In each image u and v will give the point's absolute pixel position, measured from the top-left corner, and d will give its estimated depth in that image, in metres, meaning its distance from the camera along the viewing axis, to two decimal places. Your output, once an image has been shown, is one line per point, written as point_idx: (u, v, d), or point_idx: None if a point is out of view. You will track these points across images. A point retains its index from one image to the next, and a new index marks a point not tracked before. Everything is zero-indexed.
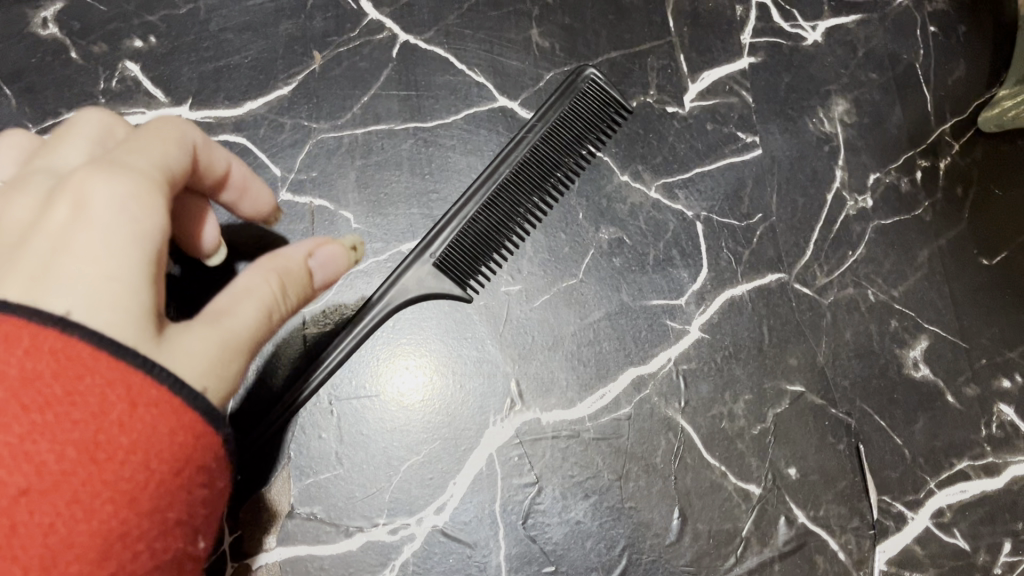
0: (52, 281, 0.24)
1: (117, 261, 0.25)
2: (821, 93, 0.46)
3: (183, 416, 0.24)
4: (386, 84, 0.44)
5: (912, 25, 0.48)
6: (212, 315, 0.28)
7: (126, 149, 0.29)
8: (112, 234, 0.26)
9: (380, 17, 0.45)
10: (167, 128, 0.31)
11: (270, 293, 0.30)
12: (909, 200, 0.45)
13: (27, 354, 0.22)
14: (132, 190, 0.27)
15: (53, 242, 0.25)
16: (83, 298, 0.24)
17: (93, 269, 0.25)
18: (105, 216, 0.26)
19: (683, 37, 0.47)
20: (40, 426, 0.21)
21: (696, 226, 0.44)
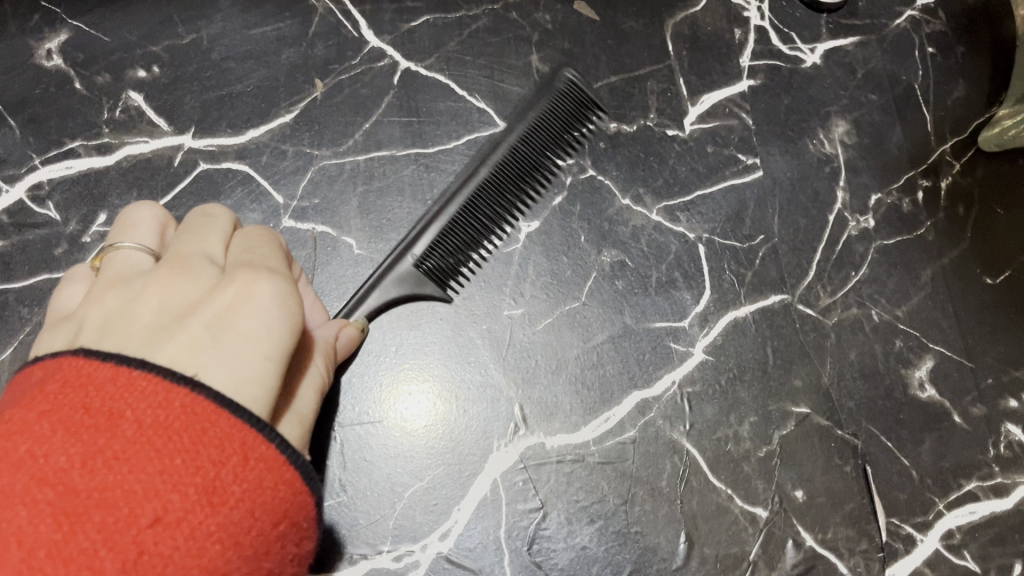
0: (217, 359, 0.24)
1: (274, 352, 0.26)
2: (821, 114, 0.47)
3: (287, 471, 0.23)
4: (387, 111, 0.44)
5: (909, 45, 0.48)
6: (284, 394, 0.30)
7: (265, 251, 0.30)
8: (273, 326, 0.26)
9: (381, 45, 0.45)
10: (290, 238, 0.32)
11: (322, 375, 0.33)
12: (911, 220, 0.45)
13: (159, 402, 0.22)
14: (287, 290, 0.28)
15: (215, 322, 0.26)
16: (248, 385, 0.24)
17: (255, 356, 0.25)
18: (270, 308, 0.27)
19: (682, 61, 0.47)
20: (169, 466, 0.21)
21: (698, 248, 0.44)
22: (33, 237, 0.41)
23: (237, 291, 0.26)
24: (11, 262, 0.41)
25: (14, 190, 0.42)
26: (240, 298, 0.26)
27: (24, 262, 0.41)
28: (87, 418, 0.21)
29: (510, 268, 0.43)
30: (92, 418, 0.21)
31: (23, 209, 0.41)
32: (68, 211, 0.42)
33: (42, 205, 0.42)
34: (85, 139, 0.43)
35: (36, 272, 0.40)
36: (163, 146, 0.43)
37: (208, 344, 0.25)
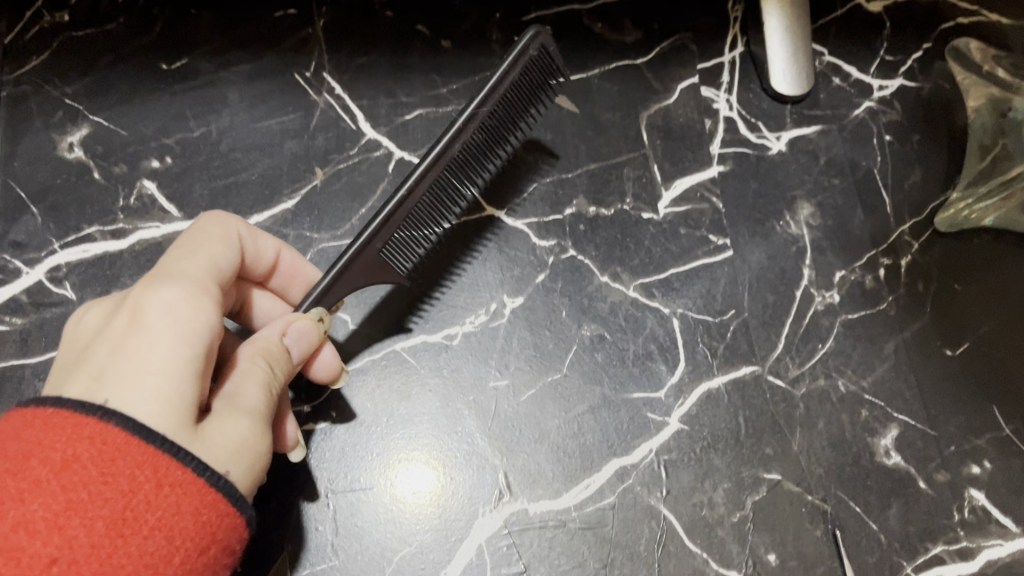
0: (108, 381, 0.29)
1: (164, 363, 0.30)
2: (787, 197, 0.50)
3: (206, 496, 0.28)
4: (382, 197, 0.48)
5: (869, 134, 0.52)
6: (229, 401, 0.32)
7: (185, 266, 0.35)
8: (164, 337, 0.30)
9: (377, 136, 0.49)
10: (218, 247, 0.37)
11: (265, 372, 0.34)
12: (874, 295, 0.48)
13: (69, 440, 0.27)
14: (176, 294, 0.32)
15: (114, 344, 0.31)
16: (135, 397, 0.28)
17: (140, 368, 0.29)
18: (158, 313, 0.31)
19: (656, 149, 0.51)
20: (74, 502, 0.26)
21: (673, 322, 0.47)
22: (50, 315, 0.44)
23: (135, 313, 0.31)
24: (29, 339, 0.43)
25: (34, 271, 0.45)
26: (136, 320, 0.31)
27: (41, 339, 0.43)
28: (6, 463, 0.26)
29: (495, 341, 0.46)
30: (10, 464, 0.26)
31: (42, 289, 0.44)
32: (83, 291, 0.45)
33: (59, 286, 0.45)
34: (101, 225, 0.46)
35: (52, 348, 0.43)
36: (174, 230, 0.46)
37: (103, 367, 0.30)
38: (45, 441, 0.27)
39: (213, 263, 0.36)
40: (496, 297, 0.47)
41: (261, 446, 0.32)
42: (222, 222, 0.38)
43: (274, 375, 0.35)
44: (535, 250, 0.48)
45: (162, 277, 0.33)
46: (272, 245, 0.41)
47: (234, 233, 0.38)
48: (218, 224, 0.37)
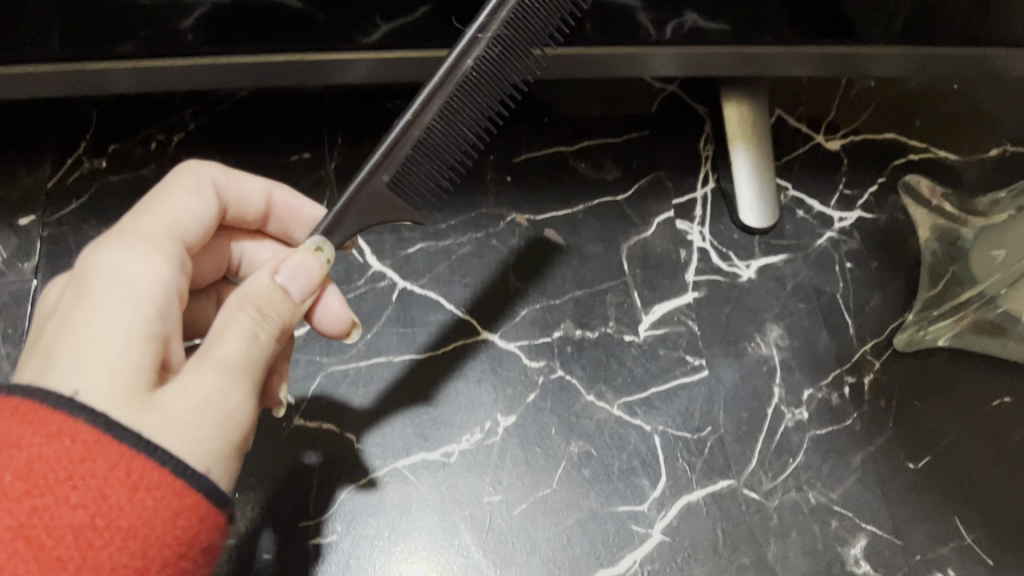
0: (55, 358, 0.30)
1: (112, 329, 0.31)
2: (758, 320, 0.54)
3: (182, 501, 0.29)
4: (386, 323, 0.53)
5: (831, 261, 0.57)
6: (201, 355, 0.33)
7: (142, 225, 0.36)
8: (111, 302, 0.32)
9: (382, 268, 0.55)
10: (180, 202, 0.39)
11: (252, 320, 0.34)
12: (840, 411, 0.52)
13: (43, 437, 0.27)
14: (127, 257, 0.34)
15: (66, 311, 0.32)
16: (81, 373, 0.29)
17: (86, 339, 0.31)
18: (108, 277, 0.33)
19: (635, 276, 0.56)
20: (43, 506, 0.27)
21: (654, 438, 0.50)
22: None
23: (85, 279, 0.33)
24: None
25: None
26: (86, 288, 0.33)
27: None
28: None
29: (489, 458, 0.49)
30: None
31: None
32: None
33: None
34: None
35: None
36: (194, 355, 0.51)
37: (51, 344, 0.31)
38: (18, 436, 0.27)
39: (175, 220, 0.38)
40: (490, 416, 0.50)
41: (234, 398, 0.32)
42: (193, 173, 0.40)
43: (262, 320, 0.35)
44: (525, 370, 0.52)
45: (115, 240, 0.35)
46: (259, 188, 0.45)
47: (200, 188, 0.40)
48: (185, 175, 0.40)
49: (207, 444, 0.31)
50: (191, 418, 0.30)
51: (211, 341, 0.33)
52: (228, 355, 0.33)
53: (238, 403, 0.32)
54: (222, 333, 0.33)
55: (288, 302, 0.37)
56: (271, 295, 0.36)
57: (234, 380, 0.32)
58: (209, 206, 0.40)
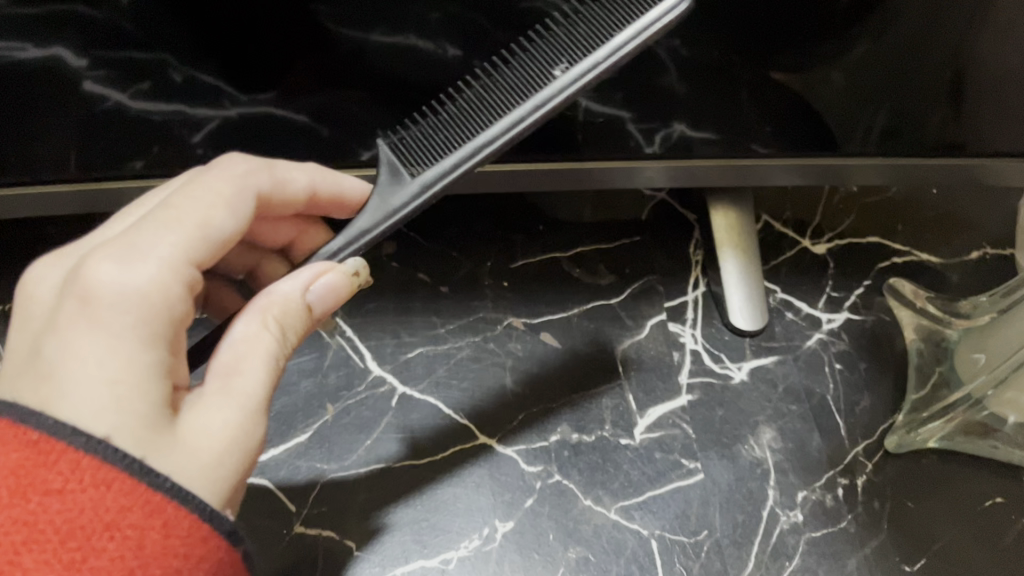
0: (62, 385, 0.30)
1: (126, 361, 0.31)
2: (750, 423, 0.55)
3: (210, 550, 0.29)
4: (386, 428, 0.54)
5: (821, 362, 0.58)
6: (221, 383, 0.34)
7: (164, 228, 0.34)
8: (124, 329, 0.31)
9: (383, 373, 0.57)
10: (206, 205, 0.36)
11: (273, 344, 0.36)
12: (835, 513, 0.52)
13: (75, 483, 0.27)
14: (137, 271, 0.32)
15: (72, 325, 0.31)
16: (93, 412, 0.29)
17: (97, 368, 0.30)
18: (117, 294, 0.31)
19: (630, 380, 0.57)
20: (80, 554, 0.27)
21: (651, 542, 0.51)
22: None
23: (93, 295, 0.31)
24: None
25: None
26: (93, 307, 0.31)
27: None
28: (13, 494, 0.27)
29: (488, 565, 0.49)
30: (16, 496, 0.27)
31: None
32: None
33: None
34: None
35: None
36: None
37: (56, 362, 0.30)
38: (50, 480, 0.27)
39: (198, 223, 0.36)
40: (488, 521, 0.51)
41: (253, 431, 0.34)
42: (226, 172, 0.38)
43: (280, 342, 0.37)
44: (523, 475, 0.53)
45: (131, 249, 0.33)
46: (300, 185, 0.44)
47: (231, 184, 0.37)
48: (218, 172, 0.38)
49: (223, 478, 0.32)
50: (210, 456, 0.32)
51: (232, 368, 0.35)
52: (247, 387, 0.35)
53: (255, 433, 0.34)
54: (241, 360, 0.35)
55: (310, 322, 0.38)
56: (294, 315, 0.37)
57: (253, 411, 0.34)
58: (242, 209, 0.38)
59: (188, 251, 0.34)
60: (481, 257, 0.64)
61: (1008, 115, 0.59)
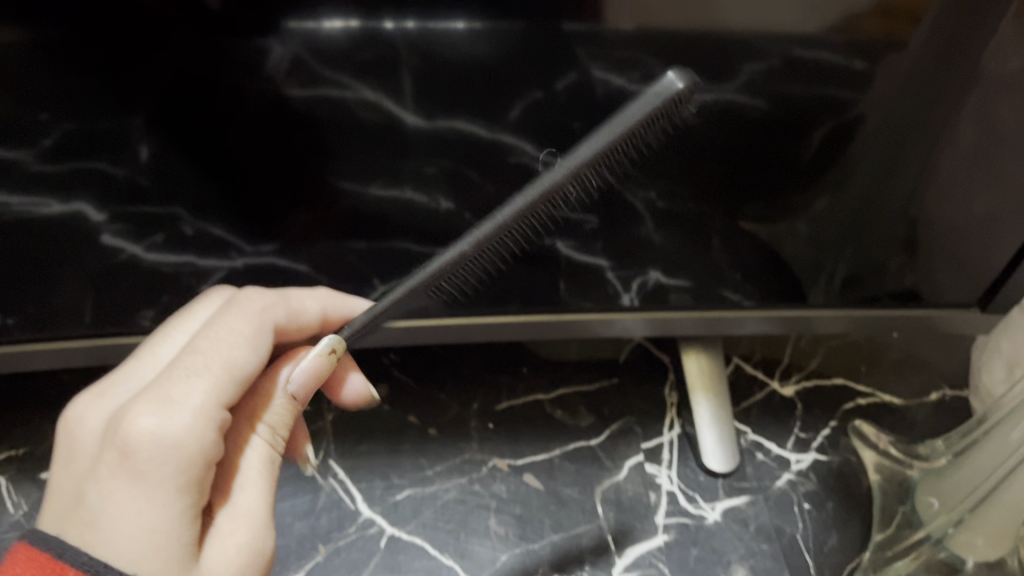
0: (102, 530, 0.38)
1: (156, 505, 0.39)
2: (724, 562, 0.60)
3: None
4: (373, 569, 0.58)
5: (790, 502, 0.63)
6: (230, 498, 0.45)
7: (193, 378, 0.43)
8: (159, 481, 0.40)
9: (372, 514, 0.61)
10: (229, 351, 0.45)
11: (268, 446, 0.47)
12: None
13: None
14: (169, 424, 0.40)
15: (110, 470, 0.40)
16: (136, 557, 0.38)
17: (140, 515, 0.39)
18: (152, 442, 0.40)
19: (609, 519, 0.61)
20: None
21: None
22: None
23: (130, 450, 0.39)
24: None
25: None
26: (132, 458, 0.40)
27: None
28: None
29: None
30: None
31: None
32: None
33: None
34: None
35: None
36: None
37: (100, 505, 0.39)
38: None
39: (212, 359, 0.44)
40: None
41: (261, 534, 0.44)
42: (252, 322, 0.47)
43: (273, 438, 0.48)
44: None
45: (167, 403, 0.41)
46: (316, 307, 0.53)
47: (248, 324, 0.46)
48: (240, 324, 0.46)
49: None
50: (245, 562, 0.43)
51: (236, 480, 0.46)
52: (254, 496, 0.45)
53: (262, 536, 0.45)
54: (245, 472, 0.46)
55: (292, 412, 0.49)
56: (279, 414, 0.48)
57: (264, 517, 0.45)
58: (259, 348, 0.46)
59: (213, 398, 0.42)
60: (470, 399, 0.70)
61: (955, 278, 0.68)
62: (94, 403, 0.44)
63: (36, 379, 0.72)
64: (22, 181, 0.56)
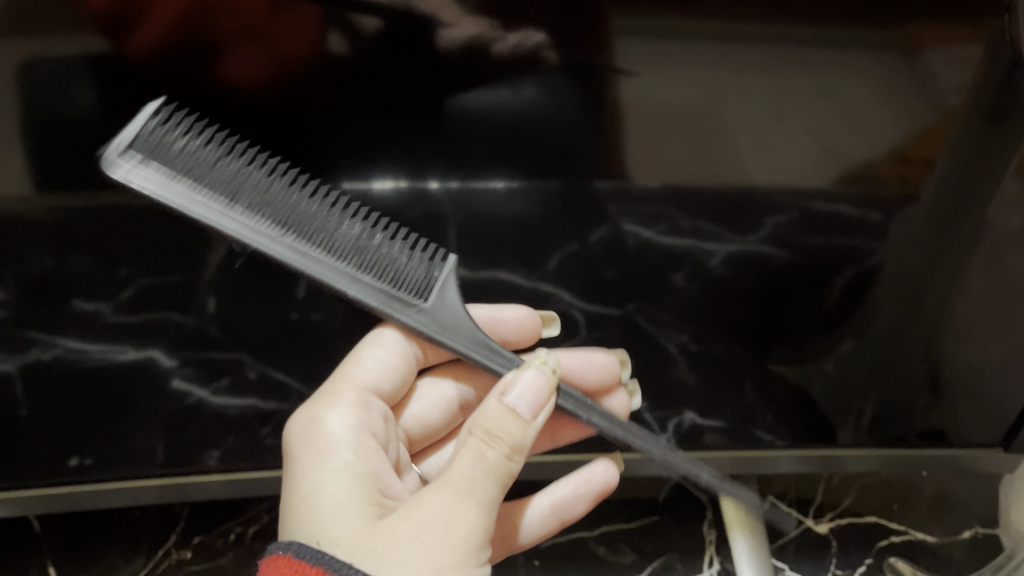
0: (302, 522, 0.44)
1: (363, 507, 0.44)
2: None
3: None
4: None
5: None
6: (442, 482, 0.44)
7: (363, 403, 0.54)
8: (341, 465, 0.47)
9: None
10: (379, 381, 0.56)
11: (485, 450, 0.45)
12: None
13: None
14: (338, 428, 0.50)
15: (311, 469, 0.47)
16: (331, 532, 0.42)
17: (327, 497, 0.45)
18: (337, 445, 0.48)
19: None
20: None
21: None
22: None
23: (318, 446, 0.48)
24: None
25: None
26: (315, 452, 0.48)
27: None
28: None
29: None
30: None
31: None
32: None
33: None
34: None
35: None
36: None
37: (316, 499, 0.44)
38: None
39: (384, 386, 0.57)
40: None
41: (472, 517, 0.43)
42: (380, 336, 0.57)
43: (489, 442, 0.46)
44: None
45: (338, 413, 0.51)
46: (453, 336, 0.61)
47: (394, 360, 0.57)
48: (372, 341, 0.57)
49: (455, 558, 0.41)
50: (451, 537, 0.42)
51: (449, 469, 0.45)
52: (467, 479, 0.44)
53: (471, 520, 0.43)
54: (457, 462, 0.45)
55: (521, 423, 0.47)
56: (503, 417, 0.47)
57: (473, 496, 0.43)
58: (390, 362, 0.57)
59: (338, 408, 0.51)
60: None
61: (978, 419, 0.71)
62: (331, 416, 0.50)
63: (104, 519, 0.76)
64: (104, 331, 0.64)
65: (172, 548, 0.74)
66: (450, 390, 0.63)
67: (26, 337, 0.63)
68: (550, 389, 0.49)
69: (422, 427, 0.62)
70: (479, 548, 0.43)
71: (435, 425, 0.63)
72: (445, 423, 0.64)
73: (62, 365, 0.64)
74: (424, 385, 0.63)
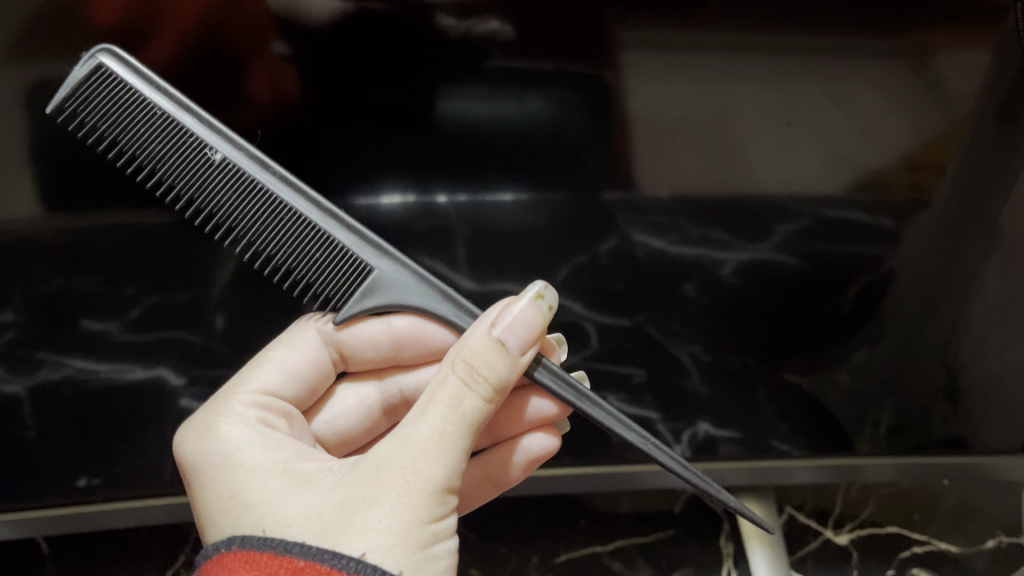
0: (236, 518, 0.38)
1: (302, 488, 0.38)
2: None
3: None
4: None
5: None
6: (408, 430, 0.38)
7: (271, 413, 0.48)
8: (259, 466, 0.40)
9: None
10: (287, 384, 0.51)
11: (459, 389, 0.40)
12: None
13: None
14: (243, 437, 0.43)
15: (232, 472, 0.40)
16: (276, 515, 0.37)
17: (257, 490, 0.39)
18: (245, 449, 0.42)
19: None
20: None
21: None
22: None
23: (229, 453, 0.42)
24: None
25: None
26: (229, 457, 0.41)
27: None
28: None
29: None
30: None
31: None
32: None
33: None
34: None
35: None
36: None
37: (246, 493, 0.39)
38: None
39: (286, 390, 0.51)
40: None
41: (446, 466, 0.38)
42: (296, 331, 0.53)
43: (468, 381, 0.40)
44: None
45: (240, 419, 0.44)
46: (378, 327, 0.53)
47: (305, 360, 0.52)
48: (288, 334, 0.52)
49: (418, 518, 0.36)
50: (416, 497, 0.36)
51: (417, 415, 0.39)
52: (437, 429, 0.38)
53: (437, 473, 0.37)
54: (429, 408, 0.39)
55: (507, 358, 0.42)
56: (488, 352, 0.41)
57: (446, 444, 0.38)
58: (303, 359, 0.52)
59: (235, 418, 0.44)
60: (528, 552, 0.72)
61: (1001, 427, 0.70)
62: (230, 422, 0.44)
63: (111, 542, 0.75)
64: (108, 352, 0.63)
65: (183, 569, 0.73)
66: (369, 392, 0.58)
67: (36, 358, 0.62)
68: (543, 326, 0.45)
69: (338, 434, 0.56)
70: (443, 500, 0.37)
71: (353, 431, 0.57)
72: (367, 429, 0.58)
73: (68, 387, 0.64)
74: (340, 391, 0.58)
